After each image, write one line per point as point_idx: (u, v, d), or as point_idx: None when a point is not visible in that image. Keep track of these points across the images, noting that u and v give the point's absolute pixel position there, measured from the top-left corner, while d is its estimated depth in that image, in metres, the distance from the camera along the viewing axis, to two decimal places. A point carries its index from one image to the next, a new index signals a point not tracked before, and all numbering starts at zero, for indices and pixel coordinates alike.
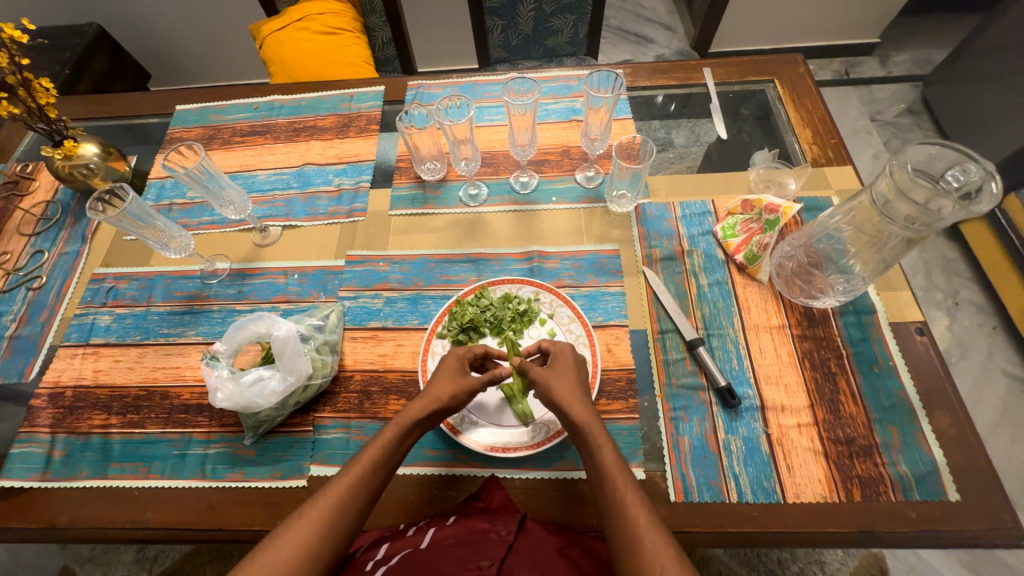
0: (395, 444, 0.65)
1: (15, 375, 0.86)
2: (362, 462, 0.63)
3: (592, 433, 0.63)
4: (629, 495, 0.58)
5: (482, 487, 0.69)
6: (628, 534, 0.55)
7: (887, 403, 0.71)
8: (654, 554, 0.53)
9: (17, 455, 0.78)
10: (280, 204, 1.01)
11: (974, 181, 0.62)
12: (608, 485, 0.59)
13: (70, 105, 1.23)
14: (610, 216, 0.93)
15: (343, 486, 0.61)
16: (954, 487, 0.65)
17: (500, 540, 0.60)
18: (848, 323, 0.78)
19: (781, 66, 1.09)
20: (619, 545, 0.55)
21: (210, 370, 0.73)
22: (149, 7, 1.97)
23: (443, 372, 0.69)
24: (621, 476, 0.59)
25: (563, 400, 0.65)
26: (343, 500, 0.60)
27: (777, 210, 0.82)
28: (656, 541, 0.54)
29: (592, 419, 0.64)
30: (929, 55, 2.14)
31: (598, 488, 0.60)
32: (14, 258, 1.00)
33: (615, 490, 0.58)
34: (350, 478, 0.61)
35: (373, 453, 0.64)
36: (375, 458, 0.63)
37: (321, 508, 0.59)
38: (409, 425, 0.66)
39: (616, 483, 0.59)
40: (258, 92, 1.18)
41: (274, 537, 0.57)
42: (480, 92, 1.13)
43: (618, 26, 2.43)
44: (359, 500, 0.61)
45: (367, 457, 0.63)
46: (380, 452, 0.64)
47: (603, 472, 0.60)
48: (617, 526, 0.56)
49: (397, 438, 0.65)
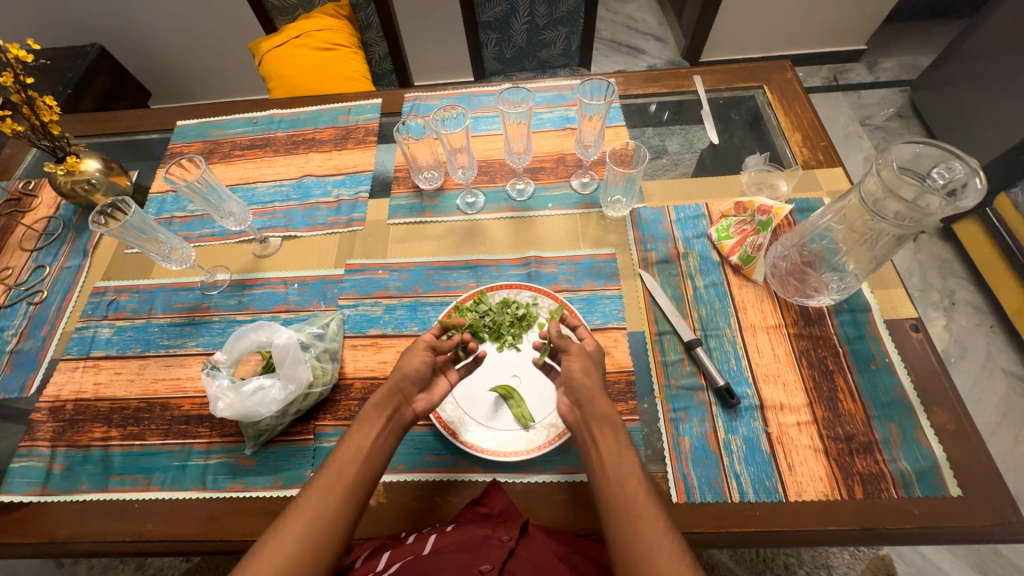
0: (363, 440, 0.65)
1: (16, 389, 0.87)
2: (329, 465, 0.63)
3: (618, 433, 0.62)
4: (646, 498, 0.57)
5: (484, 492, 0.68)
6: (642, 536, 0.54)
7: (886, 399, 0.72)
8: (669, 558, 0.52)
9: (17, 469, 0.78)
10: (280, 215, 1.02)
11: (959, 178, 0.63)
12: (628, 486, 0.58)
13: (72, 123, 1.25)
14: (605, 221, 0.94)
15: (315, 494, 0.60)
16: (954, 482, 0.65)
17: (502, 545, 0.60)
18: (843, 321, 0.79)
19: (769, 73, 1.12)
20: (627, 547, 0.54)
21: (211, 380, 0.73)
22: (150, 26, 2.02)
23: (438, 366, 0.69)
24: (638, 479, 0.59)
25: (588, 390, 0.66)
26: (318, 506, 0.59)
27: (769, 211, 0.83)
28: (670, 548, 0.53)
29: (615, 416, 0.64)
30: (916, 61, 2.19)
31: (612, 486, 0.59)
32: (15, 273, 1.00)
33: (634, 492, 0.58)
34: (318, 485, 0.61)
35: (339, 455, 0.64)
36: (341, 459, 0.63)
37: (296, 520, 0.58)
38: (370, 416, 0.66)
39: (636, 486, 0.58)
40: (258, 106, 1.20)
41: (250, 556, 0.56)
42: (476, 103, 1.15)
43: (611, 37, 2.48)
44: (335, 501, 0.60)
45: (333, 460, 0.63)
46: (350, 452, 0.64)
47: (624, 472, 0.59)
48: (628, 526, 0.56)
49: (361, 434, 0.65)
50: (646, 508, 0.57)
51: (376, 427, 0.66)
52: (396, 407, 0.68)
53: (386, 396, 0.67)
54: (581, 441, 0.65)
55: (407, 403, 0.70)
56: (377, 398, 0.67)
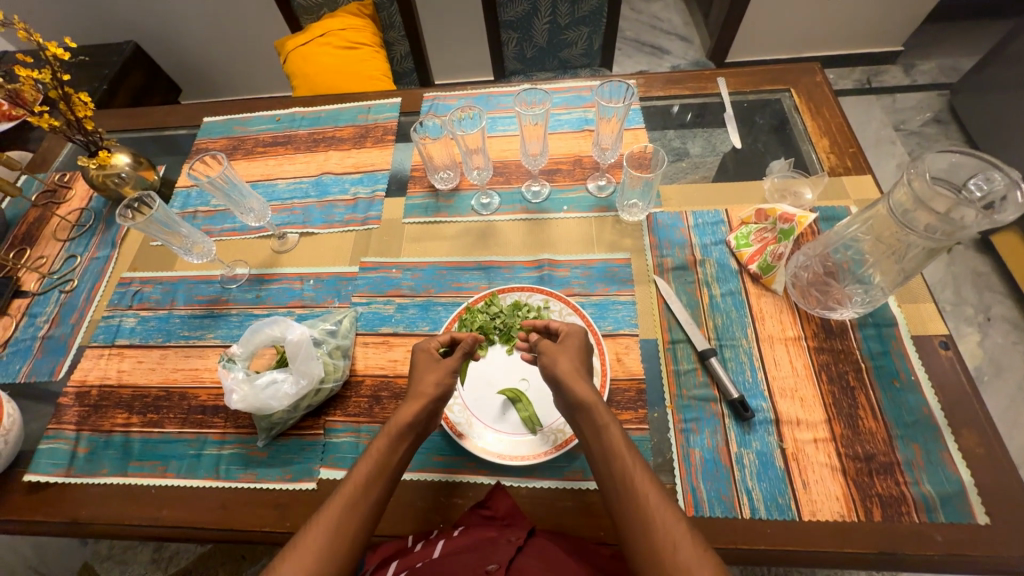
0: (388, 456, 0.64)
1: (46, 373, 0.90)
2: (353, 480, 0.61)
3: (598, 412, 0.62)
4: (639, 473, 0.57)
5: (488, 494, 0.68)
6: (637, 514, 0.55)
7: (910, 419, 0.69)
8: (667, 523, 0.53)
9: (44, 450, 0.81)
10: (298, 212, 1.04)
11: (998, 190, 0.59)
12: (616, 463, 0.58)
13: (106, 118, 1.29)
14: (621, 225, 0.93)
15: (336, 507, 0.59)
16: (982, 510, 0.62)
17: (509, 543, 0.60)
18: (867, 335, 0.76)
19: (798, 75, 1.08)
20: (628, 523, 0.55)
21: (226, 372, 0.74)
22: (183, 24, 2.07)
23: (429, 376, 0.70)
24: (632, 456, 0.59)
25: (567, 377, 0.65)
26: (338, 522, 0.58)
27: (791, 219, 0.80)
28: (668, 517, 0.53)
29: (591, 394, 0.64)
30: (956, 63, 2.09)
31: (606, 468, 0.59)
32: (48, 262, 1.04)
33: (623, 467, 0.58)
34: (343, 498, 0.60)
35: (363, 467, 0.63)
36: (365, 475, 0.62)
37: (317, 537, 0.57)
38: (402, 434, 0.65)
39: (624, 459, 0.58)
40: (280, 104, 1.22)
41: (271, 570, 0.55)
42: (494, 103, 1.15)
43: (634, 37, 2.44)
44: (356, 518, 0.59)
45: (357, 474, 0.62)
46: (371, 468, 0.62)
47: (610, 449, 0.60)
48: (625, 502, 0.56)
49: (387, 448, 0.64)
50: (640, 481, 0.57)
51: (403, 445, 0.65)
52: (423, 427, 0.68)
53: (420, 415, 0.66)
54: (574, 427, 0.66)
55: (438, 412, 0.70)
56: (413, 409, 0.66)
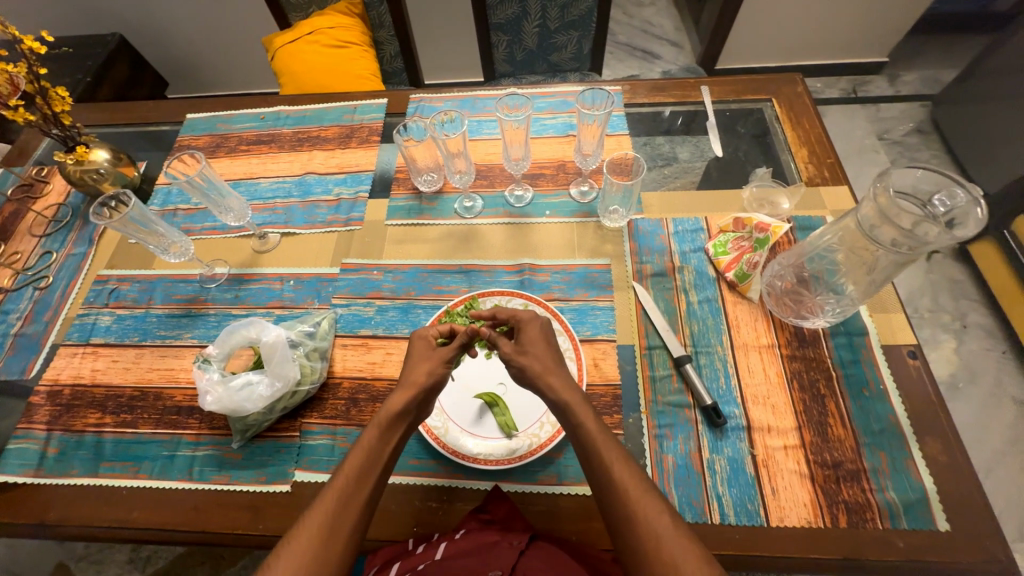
0: (380, 447, 0.63)
1: (17, 371, 0.89)
2: (345, 471, 0.60)
3: (579, 411, 0.62)
4: (619, 468, 0.57)
5: (487, 499, 0.69)
6: (620, 507, 0.55)
7: (877, 427, 0.70)
8: (649, 517, 0.54)
9: (14, 450, 0.80)
10: (280, 211, 1.03)
11: (961, 207, 0.61)
12: (597, 460, 0.59)
13: (86, 112, 1.27)
14: (602, 231, 0.93)
15: (328, 503, 0.58)
16: (943, 517, 0.63)
17: (512, 547, 0.61)
18: (839, 343, 0.77)
19: (780, 85, 1.10)
20: (611, 519, 0.56)
21: (201, 372, 0.73)
22: (169, 17, 2.05)
23: (422, 364, 0.69)
24: (608, 451, 0.59)
25: (543, 375, 0.65)
26: (334, 517, 0.57)
27: (767, 228, 0.82)
28: (650, 509, 0.54)
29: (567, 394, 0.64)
30: (938, 75, 2.13)
31: (589, 465, 0.59)
32: (23, 258, 1.03)
33: (604, 463, 0.58)
34: (334, 491, 0.59)
35: (356, 460, 0.61)
36: (356, 466, 0.61)
37: (311, 530, 0.56)
38: (393, 424, 0.64)
39: (604, 456, 0.58)
40: (265, 102, 1.21)
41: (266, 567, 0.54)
42: (479, 107, 1.15)
43: (626, 41, 2.45)
44: (350, 513, 0.58)
45: (349, 468, 0.60)
46: (364, 458, 0.61)
47: (591, 446, 0.59)
48: (608, 501, 0.56)
49: (380, 439, 0.63)
50: (620, 477, 0.57)
51: (394, 435, 0.64)
52: (412, 418, 0.67)
53: (410, 404, 0.65)
54: None
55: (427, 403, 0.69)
56: (403, 399, 0.65)
